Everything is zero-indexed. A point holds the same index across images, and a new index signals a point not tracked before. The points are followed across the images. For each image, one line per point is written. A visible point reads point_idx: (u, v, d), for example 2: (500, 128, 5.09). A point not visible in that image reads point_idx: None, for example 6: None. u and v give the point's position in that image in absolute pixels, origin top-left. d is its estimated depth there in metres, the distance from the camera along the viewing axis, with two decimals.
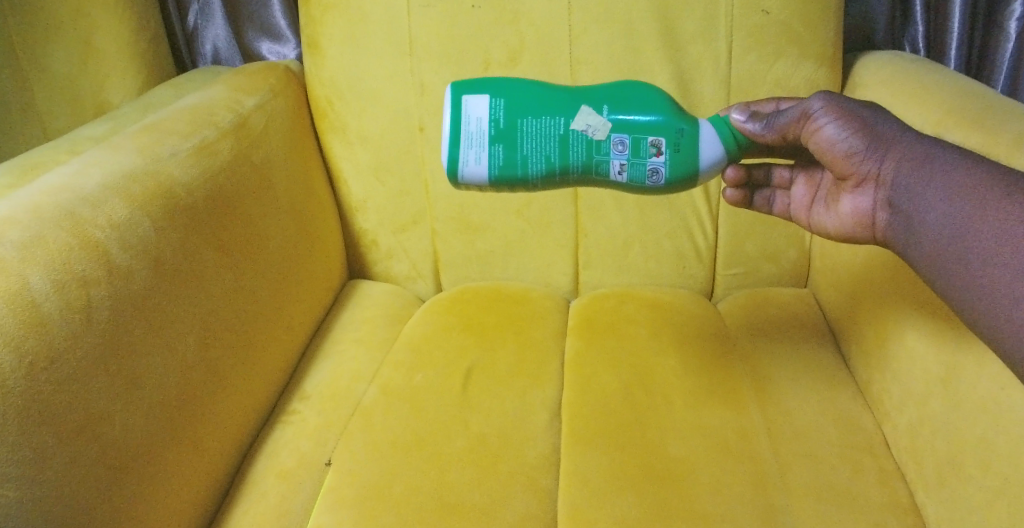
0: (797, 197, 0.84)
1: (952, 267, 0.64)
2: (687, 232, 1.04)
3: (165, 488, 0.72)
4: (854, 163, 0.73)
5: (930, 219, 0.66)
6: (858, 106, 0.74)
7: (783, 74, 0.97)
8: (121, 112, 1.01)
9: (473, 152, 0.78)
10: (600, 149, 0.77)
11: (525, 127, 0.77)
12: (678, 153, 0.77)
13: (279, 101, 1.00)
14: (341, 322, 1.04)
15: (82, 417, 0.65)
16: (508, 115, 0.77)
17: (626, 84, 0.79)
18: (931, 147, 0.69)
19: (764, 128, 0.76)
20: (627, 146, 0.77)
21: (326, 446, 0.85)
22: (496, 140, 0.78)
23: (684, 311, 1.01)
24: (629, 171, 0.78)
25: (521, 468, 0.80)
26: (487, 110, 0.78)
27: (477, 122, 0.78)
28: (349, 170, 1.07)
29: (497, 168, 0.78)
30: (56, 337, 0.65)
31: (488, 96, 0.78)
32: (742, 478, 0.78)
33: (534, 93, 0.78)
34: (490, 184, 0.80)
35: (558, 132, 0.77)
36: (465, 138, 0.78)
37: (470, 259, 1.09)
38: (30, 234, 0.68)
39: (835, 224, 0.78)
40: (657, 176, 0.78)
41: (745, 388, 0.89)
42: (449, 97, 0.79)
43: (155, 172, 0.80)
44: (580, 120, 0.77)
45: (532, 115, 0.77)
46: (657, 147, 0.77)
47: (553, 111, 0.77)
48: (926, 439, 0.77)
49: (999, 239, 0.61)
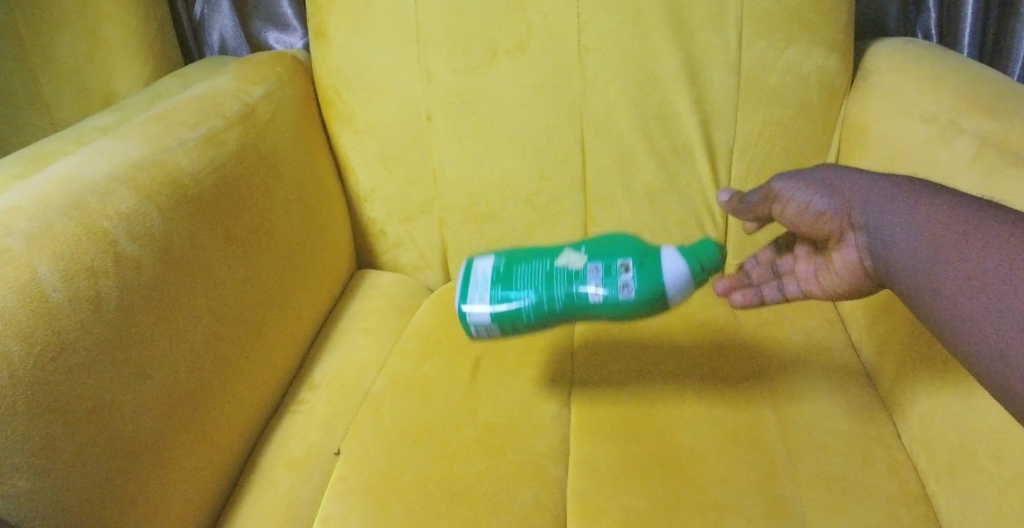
0: (782, 264, 0.86)
1: (926, 304, 0.66)
2: (696, 220, 1.03)
3: (177, 478, 0.73)
4: (826, 224, 0.75)
5: (900, 262, 0.68)
6: (814, 172, 0.78)
7: (794, 62, 0.96)
8: (128, 103, 1.01)
9: (477, 297, 0.79)
10: (577, 279, 0.78)
11: (519, 270, 0.80)
12: (643, 267, 0.78)
13: (286, 90, 1.00)
14: (350, 311, 1.04)
15: (92, 406, 0.66)
16: (506, 263, 0.81)
17: (603, 237, 0.84)
18: (889, 189, 0.71)
19: (739, 204, 0.83)
20: (600, 270, 0.79)
21: (335, 435, 0.85)
22: (495, 283, 0.80)
23: (694, 300, 1.01)
24: (604, 292, 0.77)
25: (529, 457, 0.80)
26: (490, 264, 0.82)
27: (483, 272, 0.81)
28: (357, 159, 1.07)
29: (495, 305, 0.79)
30: (66, 327, 0.65)
31: (491, 256, 0.83)
32: (752, 468, 0.78)
33: (528, 251, 0.83)
34: (496, 328, 0.80)
35: (545, 268, 0.80)
36: (472, 286, 0.81)
37: (479, 248, 1.09)
38: (38, 224, 0.68)
39: (823, 285, 0.80)
40: (627, 291, 0.77)
41: (755, 377, 0.88)
42: (462, 261, 0.84)
43: (162, 164, 0.80)
44: (564, 258, 0.81)
45: (525, 261, 0.81)
46: (626, 266, 0.78)
47: (541, 257, 0.81)
48: (938, 429, 0.77)
49: (960, 278, 0.63)
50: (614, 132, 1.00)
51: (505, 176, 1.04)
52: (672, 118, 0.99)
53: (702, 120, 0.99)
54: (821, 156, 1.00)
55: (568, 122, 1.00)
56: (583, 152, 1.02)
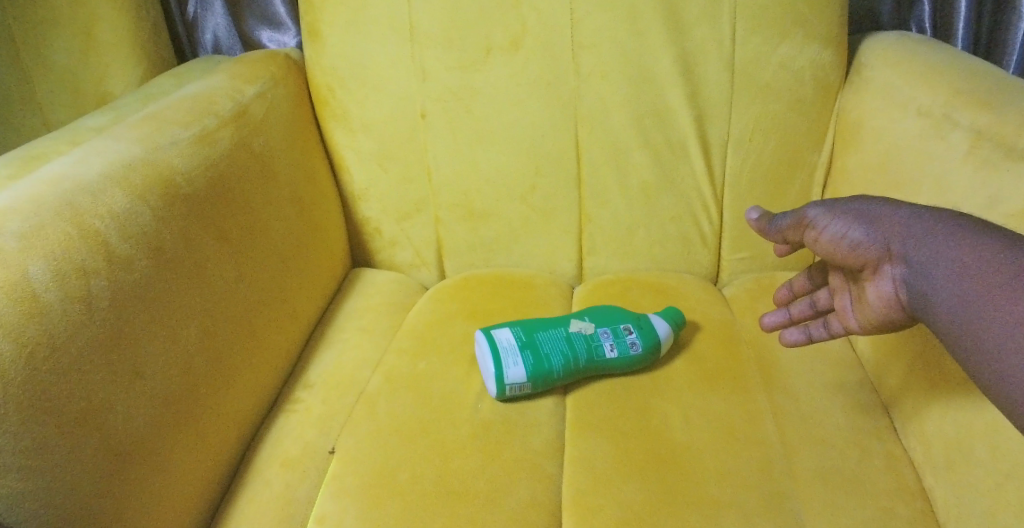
0: (819, 299, 0.85)
1: (965, 344, 0.64)
2: (691, 216, 1.03)
3: (170, 478, 0.72)
4: (861, 255, 0.73)
5: (937, 295, 0.66)
6: (848, 202, 0.75)
7: (788, 57, 0.96)
8: (122, 103, 1.01)
9: (511, 357, 0.84)
10: (592, 339, 0.88)
11: (541, 337, 0.88)
12: (643, 328, 0.89)
13: (280, 90, 1.00)
14: (345, 309, 1.04)
15: (84, 407, 0.65)
16: (526, 332, 0.88)
17: (598, 307, 0.95)
18: (929, 223, 0.69)
19: (770, 229, 0.81)
20: (610, 332, 0.88)
21: (330, 433, 0.84)
22: (523, 348, 0.86)
23: (690, 297, 1.00)
24: (618, 348, 0.87)
25: (524, 454, 0.80)
26: (509, 332, 0.88)
27: (506, 338, 0.87)
28: (351, 158, 1.06)
29: (531, 364, 0.84)
30: (57, 327, 0.65)
31: (507, 326, 0.90)
32: (748, 462, 0.78)
33: (538, 321, 0.91)
34: (530, 386, 0.85)
35: (563, 334, 0.88)
36: (501, 350, 0.85)
37: (474, 246, 1.08)
38: (29, 224, 0.67)
39: (864, 321, 0.77)
40: (636, 346, 0.87)
41: (751, 373, 0.88)
42: (478, 337, 0.89)
43: (155, 163, 0.79)
44: (574, 325, 0.90)
45: (542, 328, 0.89)
46: (629, 328, 0.89)
47: (552, 325, 0.90)
48: (934, 423, 0.77)
49: (1011, 323, 0.61)
50: (609, 128, 1.00)
51: (500, 174, 1.03)
52: (666, 114, 0.99)
53: (696, 116, 0.99)
54: (816, 150, 1.00)
55: (563, 118, 1.00)
56: (578, 149, 1.02)
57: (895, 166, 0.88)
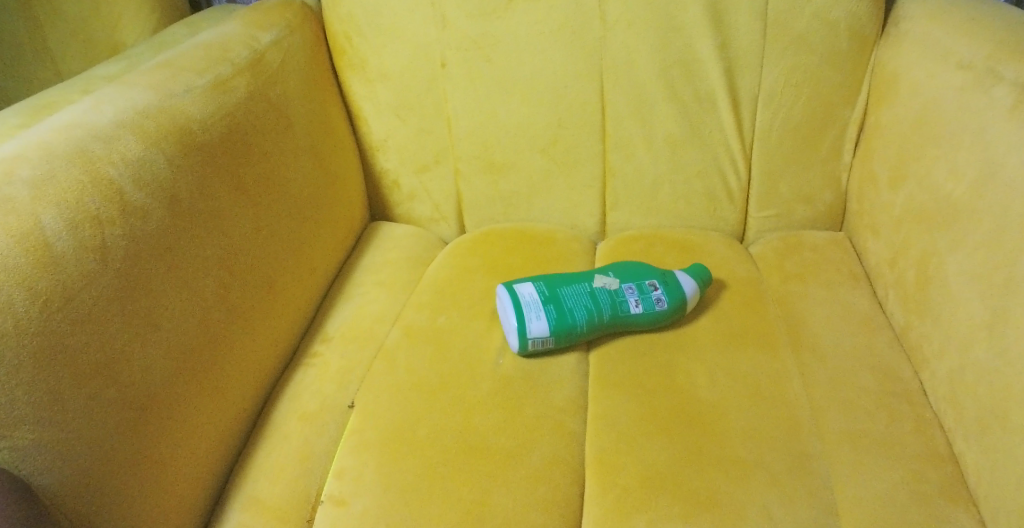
0: None
1: None
2: (719, 172, 1.00)
3: (187, 430, 0.71)
4: None
5: None
6: None
7: (824, 6, 0.91)
8: (134, 52, 0.98)
9: (534, 312, 0.82)
10: (617, 295, 0.85)
11: (564, 292, 0.85)
12: (669, 285, 0.86)
13: (297, 38, 0.97)
14: (364, 263, 1.02)
15: (100, 359, 0.64)
16: (549, 287, 0.86)
17: (621, 263, 0.92)
18: None
19: None
20: (634, 288, 0.86)
21: (349, 388, 0.84)
22: (546, 303, 0.84)
23: (715, 254, 0.98)
24: (643, 305, 0.85)
25: (547, 411, 0.78)
26: (532, 287, 0.86)
27: (529, 293, 0.85)
28: (370, 109, 1.04)
29: (554, 320, 0.82)
30: (71, 275, 0.63)
31: (530, 281, 0.88)
32: (774, 423, 0.76)
33: (561, 276, 0.89)
34: (553, 342, 0.83)
35: (586, 289, 0.86)
36: (524, 305, 0.83)
37: (494, 201, 1.06)
38: (40, 171, 0.66)
39: None
40: (661, 303, 0.85)
41: (778, 333, 0.86)
42: (500, 291, 0.87)
43: (168, 110, 0.77)
44: (597, 281, 0.88)
45: (565, 284, 0.87)
46: (654, 284, 0.87)
47: (576, 280, 0.88)
48: (967, 386, 0.74)
49: None
50: (635, 79, 0.97)
51: (521, 126, 1.01)
52: (695, 65, 0.95)
53: (726, 68, 0.95)
54: (850, 105, 0.96)
55: (587, 69, 0.97)
56: (601, 101, 0.98)
57: (933, 121, 0.85)
